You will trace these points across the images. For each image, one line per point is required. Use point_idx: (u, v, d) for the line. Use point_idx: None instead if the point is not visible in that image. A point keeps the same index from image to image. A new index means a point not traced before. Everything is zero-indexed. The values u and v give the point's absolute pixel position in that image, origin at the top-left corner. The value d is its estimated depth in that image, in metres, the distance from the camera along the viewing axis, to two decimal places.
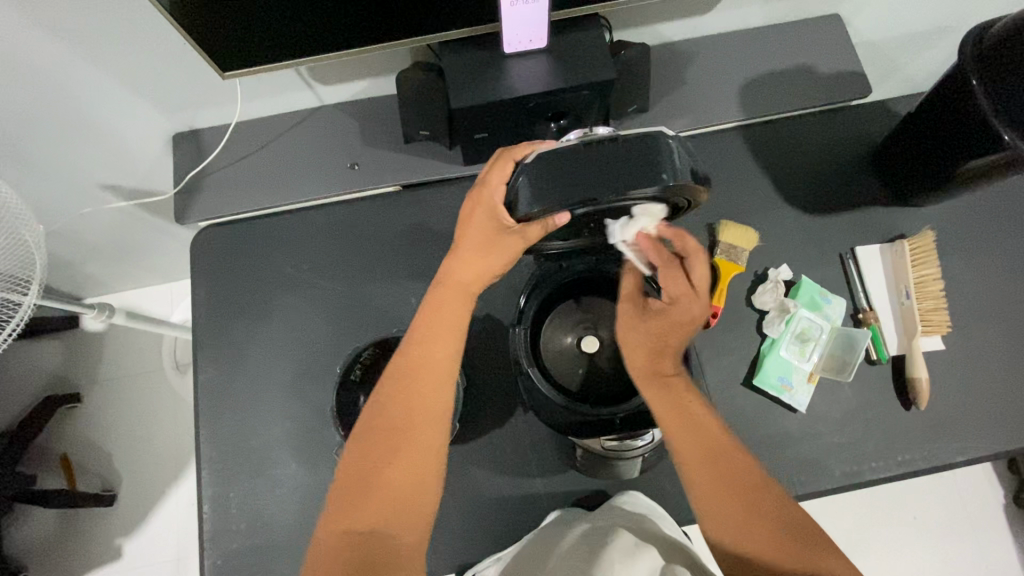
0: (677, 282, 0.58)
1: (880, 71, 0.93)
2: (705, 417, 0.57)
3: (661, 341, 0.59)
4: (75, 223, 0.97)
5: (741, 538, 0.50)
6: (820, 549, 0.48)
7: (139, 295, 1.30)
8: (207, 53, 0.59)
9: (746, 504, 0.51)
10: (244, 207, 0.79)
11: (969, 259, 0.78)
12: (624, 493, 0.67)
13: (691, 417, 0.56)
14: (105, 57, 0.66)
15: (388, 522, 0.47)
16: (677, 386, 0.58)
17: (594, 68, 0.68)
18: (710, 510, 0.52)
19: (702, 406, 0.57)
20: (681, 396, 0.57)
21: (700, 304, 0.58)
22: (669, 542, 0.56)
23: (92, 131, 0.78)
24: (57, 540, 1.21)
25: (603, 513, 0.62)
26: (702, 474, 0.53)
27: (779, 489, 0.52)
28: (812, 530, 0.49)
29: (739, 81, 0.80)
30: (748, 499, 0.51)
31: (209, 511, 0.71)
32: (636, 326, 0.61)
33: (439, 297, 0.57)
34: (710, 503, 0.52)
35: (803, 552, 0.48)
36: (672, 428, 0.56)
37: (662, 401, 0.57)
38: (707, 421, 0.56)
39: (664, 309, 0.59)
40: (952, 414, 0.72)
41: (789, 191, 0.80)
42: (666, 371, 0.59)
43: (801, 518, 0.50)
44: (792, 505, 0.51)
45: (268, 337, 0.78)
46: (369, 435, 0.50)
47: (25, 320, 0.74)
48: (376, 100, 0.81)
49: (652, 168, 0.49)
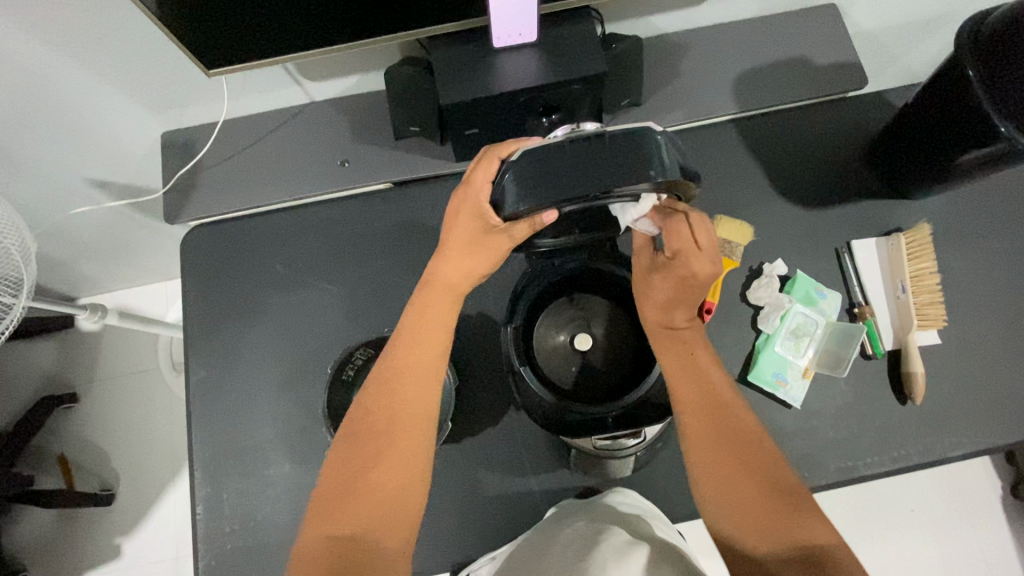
0: (679, 237, 0.60)
1: (878, 61, 0.91)
2: (709, 367, 0.60)
3: (669, 294, 0.61)
4: (66, 224, 0.96)
5: (724, 485, 0.52)
6: (797, 505, 0.50)
7: (133, 295, 1.30)
8: (191, 51, 0.58)
9: (737, 457, 0.53)
10: (234, 206, 0.78)
11: (965, 252, 0.77)
12: (615, 492, 0.66)
13: (696, 369, 0.59)
14: (88, 56, 0.65)
15: (376, 523, 0.47)
16: (686, 336, 0.61)
17: (585, 62, 0.67)
18: (699, 456, 0.55)
19: (708, 361, 0.60)
20: (686, 346, 0.61)
21: (703, 258, 0.60)
22: (662, 542, 0.56)
23: (78, 131, 0.77)
24: (57, 540, 1.21)
25: (597, 512, 0.61)
26: (700, 420, 0.56)
27: (772, 447, 0.55)
28: (794, 488, 0.51)
29: (733, 74, 0.79)
30: (739, 452, 0.54)
31: (203, 512, 0.71)
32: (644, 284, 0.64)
33: (425, 298, 0.58)
34: (699, 448, 0.55)
35: (783, 507, 0.50)
36: (675, 371, 0.59)
37: (669, 351, 0.61)
38: (709, 372, 0.59)
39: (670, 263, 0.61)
40: (948, 409, 0.72)
41: (785, 184, 0.80)
42: (676, 324, 0.62)
43: (785, 475, 0.52)
44: (780, 464, 0.53)
45: (260, 338, 0.77)
46: (357, 436, 0.50)
47: (19, 318, 0.75)
48: (366, 96, 0.80)
49: (640, 165, 0.48)
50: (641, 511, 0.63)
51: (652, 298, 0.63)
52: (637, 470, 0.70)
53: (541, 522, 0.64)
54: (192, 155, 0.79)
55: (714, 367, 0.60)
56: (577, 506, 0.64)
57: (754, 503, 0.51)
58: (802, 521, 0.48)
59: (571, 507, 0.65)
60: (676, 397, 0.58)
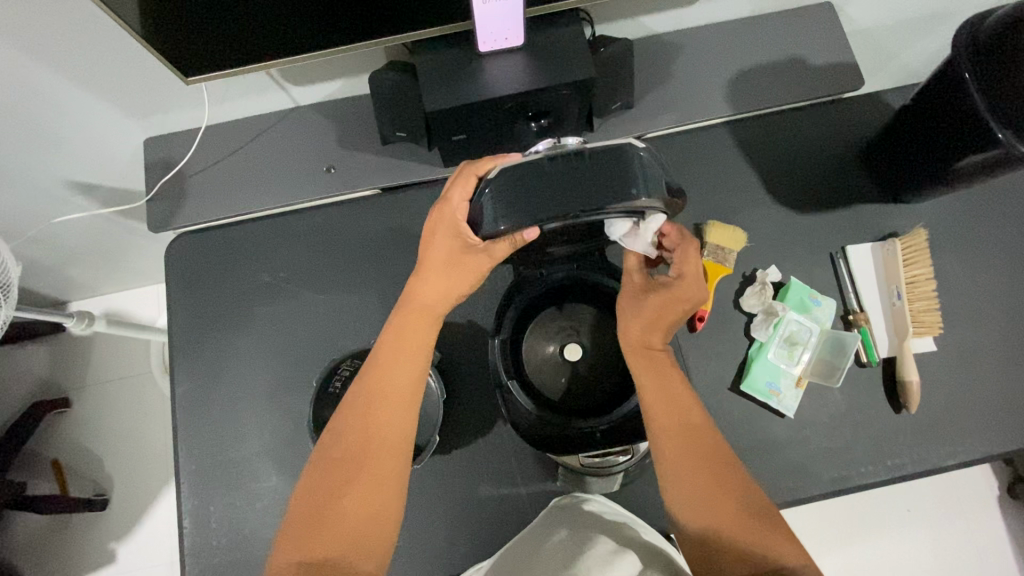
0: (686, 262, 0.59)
1: (875, 59, 0.89)
2: (682, 391, 0.58)
3: (659, 313, 0.59)
4: (52, 231, 0.95)
5: (705, 514, 0.51)
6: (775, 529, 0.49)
7: (123, 299, 1.28)
8: (168, 60, 0.57)
9: (716, 483, 0.52)
10: (218, 214, 0.77)
11: (962, 256, 0.76)
12: (588, 498, 0.65)
13: (670, 393, 0.57)
14: (66, 65, 0.63)
15: (349, 550, 0.46)
16: (661, 359, 0.60)
17: (572, 66, 0.65)
18: (677, 484, 0.53)
19: (682, 382, 0.59)
20: (661, 369, 0.59)
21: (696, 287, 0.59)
22: (645, 546, 0.56)
23: (58, 140, 0.75)
24: (52, 545, 1.21)
25: (582, 515, 0.62)
26: (677, 449, 0.54)
27: (745, 471, 0.54)
28: (771, 511, 0.51)
29: (726, 75, 0.77)
30: (717, 478, 0.53)
31: (190, 526, 0.71)
32: (635, 304, 0.61)
33: (403, 320, 0.56)
34: (677, 477, 0.53)
35: (762, 533, 0.49)
36: (651, 397, 0.57)
37: (644, 374, 0.59)
38: (683, 397, 0.57)
39: (669, 284, 0.59)
40: (943, 417, 0.71)
41: (779, 188, 0.78)
42: (654, 345, 0.60)
43: (761, 500, 0.52)
44: (755, 487, 0.53)
45: (247, 348, 0.76)
46: (330, 463, 0.49)
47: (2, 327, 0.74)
48: (352, 100, 0.78)
49: (622, 184, 0.48)
50: (625, 519, 0.62)
51: (642, 321, 0.60)
52: (628, 481, 0.69)
53: (525, 532, 0.63)
54: (175, 162, 0.78)
55: (688, 390, 0.58)
56: (561, 513, 0.63)
57: (735, 530, 0.50)
58: (780, 543, 0.48)
59: (555, 514, 0.63)
60: (651, 425, 0.56)
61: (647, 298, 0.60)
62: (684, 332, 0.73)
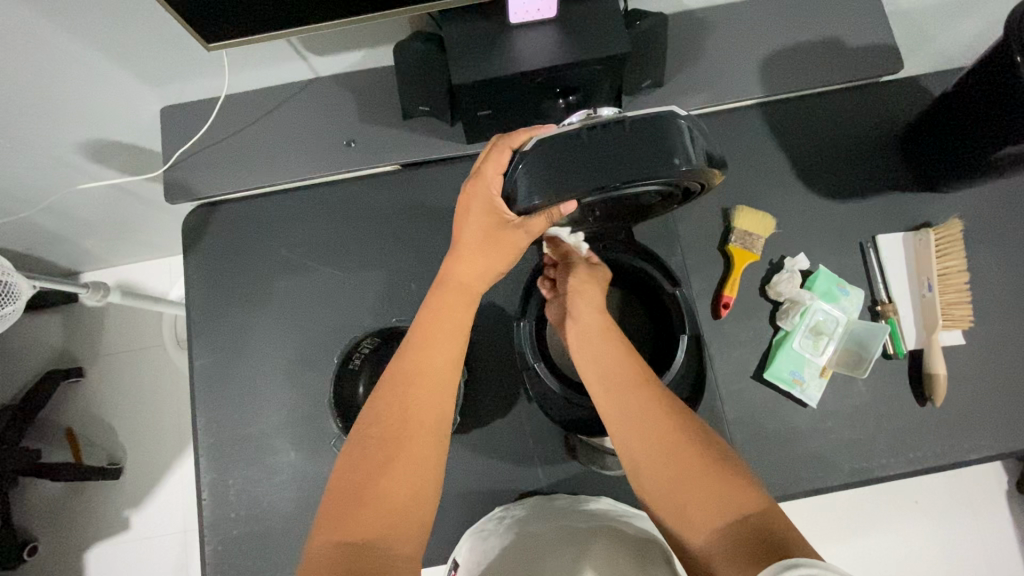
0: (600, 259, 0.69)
1: (913, 43, 0.86)
2: (627, 358, 0.57)
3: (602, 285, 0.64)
4: (68, 200, 0.94)
5: (678, 490, 0.48)
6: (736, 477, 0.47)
7: (138, 270, 1.27)
8: (189, 22, 0.54)
9: (682, 457, 0.49)
10: (236, 187, 0.76)
11: (997, 250, 0.74)
12: (589, 499, 0.65)
13: (624, 372, 0.55)
14: (84, 27, 0.61)
15: (386, 532, 0.46)
16: (595, 330, 0.60)
17: (606, 39, 0.62)
18: (643, 465, 0.50)
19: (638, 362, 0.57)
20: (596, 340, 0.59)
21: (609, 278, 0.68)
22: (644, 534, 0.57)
23: (71, 109, 0.73)
24: (67, 512, 1.22)
25: (577, 512, 0.61)
26: (634, 426, 0.52)
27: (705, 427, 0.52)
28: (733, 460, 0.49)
29: (761, 55, 0.74)
30: (683, 450, 0.49)
31: (209, 497, 0.71)
32: (584, 281, 0.63)
33: (440, 300, 0.56)
34: (642, 457, 0.50)
35: (733, 498, 0.45)
36: (594, 368, 0.57)
37: (589, 348, 0.59)
38: (626, 364, 0.56)
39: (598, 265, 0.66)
40: (970, 411, 0.70)
41: (810, 175, 0.76)
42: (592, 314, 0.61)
43: (723, 448, 0.50)
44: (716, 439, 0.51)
45: (266, 323, 0.75)
46: (365, 442, 0.49)
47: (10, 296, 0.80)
48: (374, 72, 0.76)
49: (664, 154, 0.46)
50: (625, 511, 0.63)
51: (595, 289, 0.63)
52: None
53: (526, 515, 0.62)
54: (193, 131, 0.76)
55: (635, 359, 0.57)
56: (566, 510, 0.62)
57: (711, 501, 0.46)
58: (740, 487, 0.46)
59: (558, 510, 0.62)
60: (601, 398, 0.55)
61: (592, 272, 0.65)
62: (708, 318, 0.73)
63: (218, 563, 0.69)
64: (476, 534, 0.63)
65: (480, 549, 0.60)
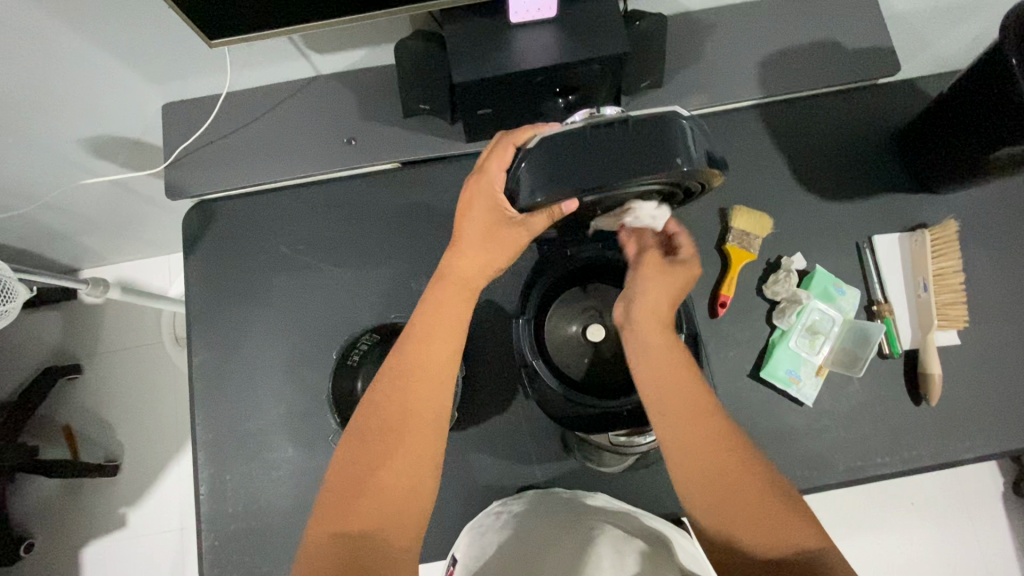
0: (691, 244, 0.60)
1: (910, 46, 0.86)
2: (692, 375, 0.53)
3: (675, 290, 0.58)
4: (67, 196, 0.94)
5: (725, 514, 0.47)
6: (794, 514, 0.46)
7: (135, 267, 1.28)
8: (192, 19, 0.55)
9: (739, 479, 0.48)
10: (236, 183, 0.76)
11: (991, 252, 0.75)
12: (588, 494, 0.65)
13: (682, 384, 0.52)
14: (87, 23, 0.62)
15: (385, 524, 0.46)
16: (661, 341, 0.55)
17: (606, 39, 0.63)
18: (698, 487, 0.48)
19: (694, 367, 0.54)
20: (663, 352, 0.54)
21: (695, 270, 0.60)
22: (645, 530, 0.57)
23: (72, 105, 0.74)
24: (64, 509, 1.22)
25: (577, 508, 0.61)
26: (695, 447, 0.49)
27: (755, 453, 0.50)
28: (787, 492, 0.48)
29: (759, 57, 0.75)
30: (739, 471, 0.48)
31: (206, 492, 0.71)
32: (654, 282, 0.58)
33: (440, 293, 0.56)
34: (698, 483, 0.48)
35: (788, 535, 0.45)
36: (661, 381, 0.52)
37: (654, 355, 0.54)
38: (692, 382, 0.52)
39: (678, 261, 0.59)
40: (964, 411, 0.70)
41: (808, 176, 0.77)
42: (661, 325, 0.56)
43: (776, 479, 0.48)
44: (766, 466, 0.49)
45: (266, 319, 0.76)
46: (366, 434, 0.49)
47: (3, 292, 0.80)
48: (375, 70, 0.76)
49: (665, 154, 0.47)
50: (627, 509, 0.63)
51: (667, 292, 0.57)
52: (643, 462, 0.69)
53: (525, 511, 0.62)
54: (195, 128, 0.76)
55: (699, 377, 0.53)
56: (565, 507, 0.62)
57: (762, 534, 0.45)
58: (796, 526, 0.45)
59: (557, 505, 0.63)
60: (663, 411, 0.51)
61: (668, 273, 0.58)
62: (705, 317, 0.73)
63: (215, 558, 0.70)
64: (474, 528, 0.63)
65: (477, 545, 0.60)
